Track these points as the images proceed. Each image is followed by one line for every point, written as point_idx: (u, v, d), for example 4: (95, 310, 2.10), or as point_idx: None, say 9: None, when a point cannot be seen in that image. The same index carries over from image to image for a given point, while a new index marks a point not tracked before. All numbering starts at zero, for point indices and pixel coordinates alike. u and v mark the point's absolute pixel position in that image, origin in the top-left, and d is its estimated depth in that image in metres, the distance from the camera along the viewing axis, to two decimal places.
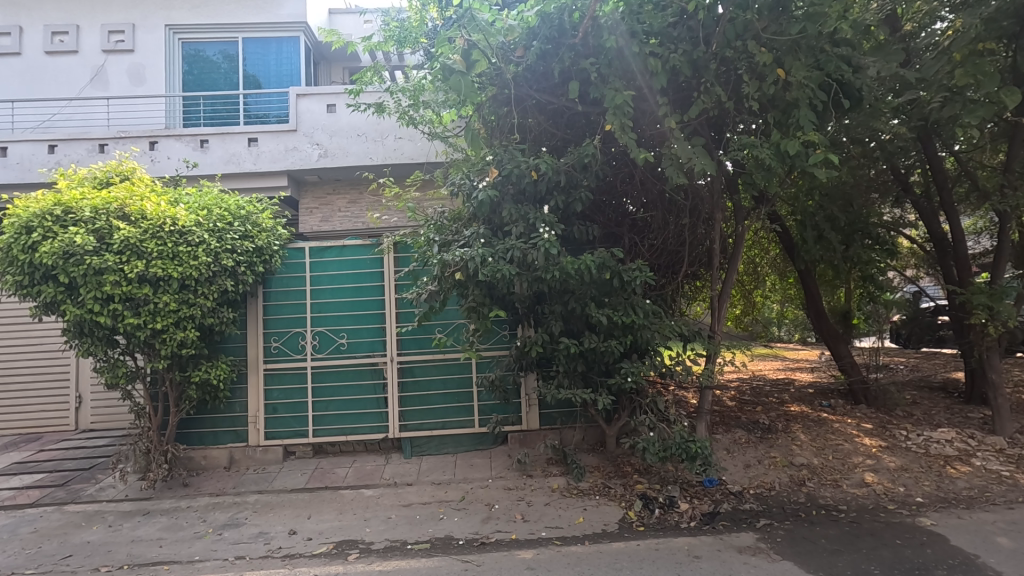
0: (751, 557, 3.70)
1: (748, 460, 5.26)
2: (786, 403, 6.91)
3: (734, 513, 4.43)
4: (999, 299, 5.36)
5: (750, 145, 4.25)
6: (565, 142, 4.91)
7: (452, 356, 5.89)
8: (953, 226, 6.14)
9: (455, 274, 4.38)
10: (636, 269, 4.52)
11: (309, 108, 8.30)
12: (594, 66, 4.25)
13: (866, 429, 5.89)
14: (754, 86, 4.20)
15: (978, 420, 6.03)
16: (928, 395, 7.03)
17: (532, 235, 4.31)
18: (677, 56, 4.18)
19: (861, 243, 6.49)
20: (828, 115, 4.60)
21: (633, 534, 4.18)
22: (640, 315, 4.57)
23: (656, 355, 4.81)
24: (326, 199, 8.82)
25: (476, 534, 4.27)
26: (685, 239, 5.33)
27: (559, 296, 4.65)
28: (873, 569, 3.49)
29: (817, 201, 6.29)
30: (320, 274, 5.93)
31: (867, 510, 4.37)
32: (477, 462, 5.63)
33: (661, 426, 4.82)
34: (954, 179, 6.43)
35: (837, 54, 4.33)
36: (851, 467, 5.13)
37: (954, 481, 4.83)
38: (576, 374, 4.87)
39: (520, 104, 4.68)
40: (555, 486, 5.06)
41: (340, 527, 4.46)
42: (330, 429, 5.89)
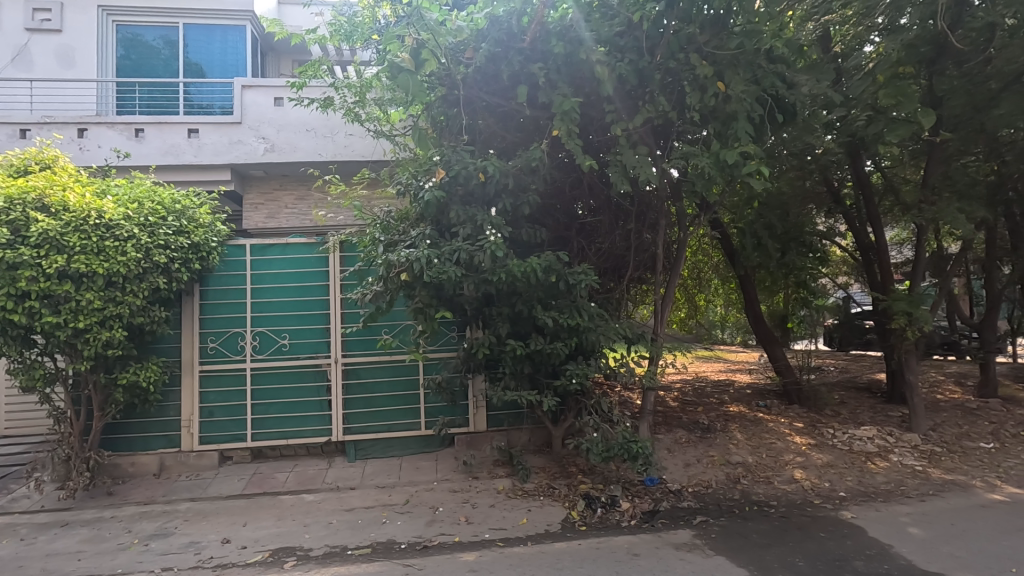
0: (687, 553, 3.82)
1: (688, 459, 5.43)
2: (725, 403, 7.19)
3: (672, 511, 4.57)
4: (917, 305, 5.74)
5: (691, 154, 4.39)
6: (514, 145, 4.89)
7: (399, 358, 5.81)
8: (877, 236, 6.55)
9: (401, 274, 4.32)
10: (582, 272, 4.60)
11: (254, 100, 7.99)
12: (542, 71, 4.30)
13: (797, 428, 6.20)
14: (696, 97, 4.33)
15: (897, 418, 6.44)
16: (854, 395, 7.46)
17: (478, 237, 4.32)
18: (623, 66, 4.31)
19: (797, 251, 6.78)
20: (764, 129, 4.81)
21: (575, 534, 4.24)
22: (585, 317, 4.63)
23: (601, 357, 4.87)
24: (272, 195, 8.54)
25: (419, 537, 4.23)
26: (630, 244, 5.48)
27: (507, 298, 4.68)
28: (799, 561, 3.66)
29: (756, 210, 6.58)
30: (262, 273, 5.74)
31: (796, 506, 4.59)
32: (423, 464, 5.57)
33: (605, 427, 4.90)
34: (880, 194, 6.86)
35: (773, 70, 4.53)
36: (782, 464, 5.37)
37: (874, 476, 5.15)
38: (523, 376, 4.89)
39: (469, 106, 4.66)
40: (500, 487, 5.07)
41: (277, 535, 4.31)
42: (270, 433, 5.69)
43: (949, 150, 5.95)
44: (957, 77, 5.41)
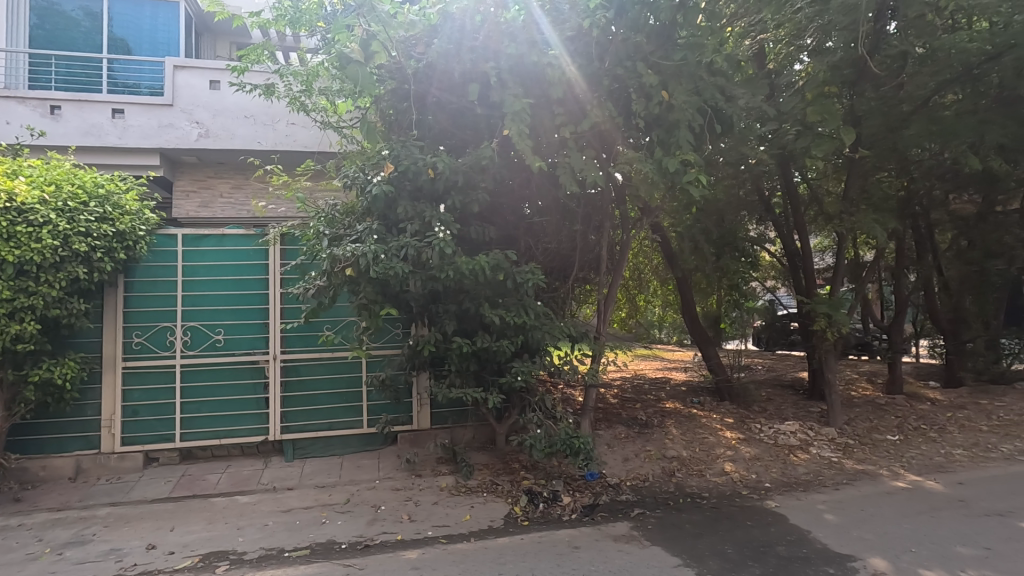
0: (624, 544, 3.95)
1: (626, 454, 5.62)
2: (662, 400, 7.51)
3: (611, 504, 4.73)
4: (836, 308, 6.19)
5: (636, 160, 4.54)
6: (464, 143, 4.80)
7: (341, 355, 5.67)
8: (802, 243, 7.00)
9: (346, 269, 4.24)
10: (529, 271, 4.65)
11: (187, 82, 7.56)
12: (494, 70, 4.32)
13: (728, 423, 6.56)
14: (641, 105, 4.47)
15: (816, 414, 6.94)
16: (779, 392, 7.97)
17: (427, 234, 4.30)
18: (572, 70, 4.42)
19: (730, 256, 7.26)
20: (704, 138, 5.04)
21: (517, 529, 4.30)
22: (531, 316, 4.69)
23: (545, 355, 4.94)
24: (206, 183, 8.14)
25: (360, 537, 4.16)
26: (576, 244, 5.60)
27: (454, 296, 4.69)
28: (727, 548, 3.87)
29: (694, 216, 6.89)
30: (195, 264, 5.46)
31: (726, 497, 4.85)
32: (364, 463, 5.48)
33: (548, 423, 4.98)
34: (806, 203, 7.35)
35: (713, 82, 4.74)
36: (714, 457, 5.67)
37: (796, 467, 5.51)
38: (468, 373, 4.90)
39: (420, 101, 4.63)
40: (443, 484, 5.07)
41: (207, 539, 4.12)
42: (201, 433, 5.43)
43: (866, 166, 6.45)
44: (874, 99, 5.86)
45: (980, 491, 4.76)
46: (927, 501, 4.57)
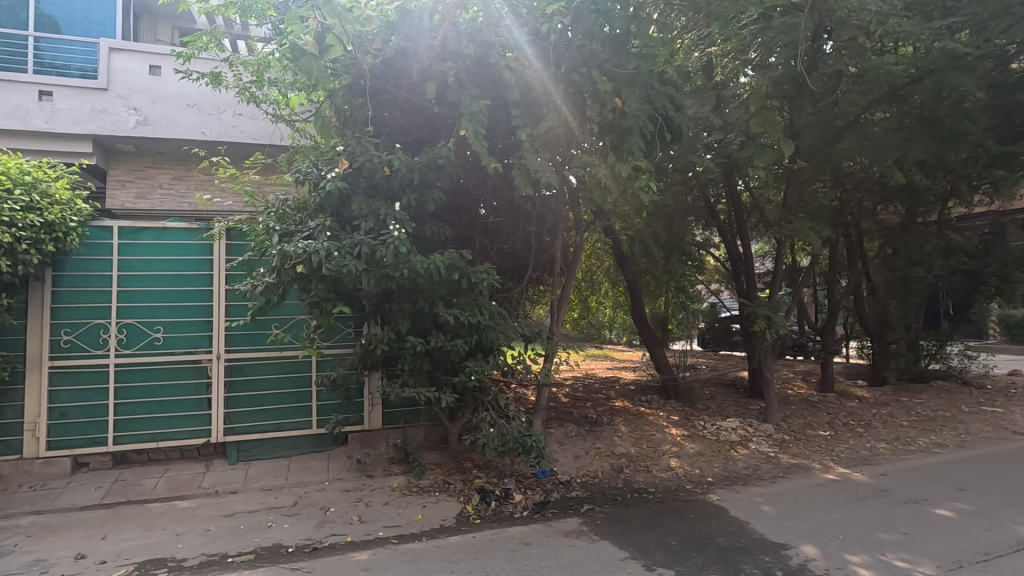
0: (574, 539, 4.04)
1: (577, 452, 5.75)
2: (612, 399, 7.72)
3: (562, 501, 4.82)
4: (775, 311, 6.53)
5: (590, 164, 4.63)
6: (420, 141, 4.83)
7: (290, 354, 5.52)
8: (745, 248, 7.34)
9: (297, 266, 4.14)
10: (484, 271, 4.68)
11: (124, 66, 7.16)
12: (452, 70, 4.32)
13: (674, 421, 6.81)
14: (596, 110, 4.58)
15: (756, 411, 7.31)
16: (722, 391, 8.34)
17: (382, 232, 4.26)
18: (529, 73, 4.44)
19: (678, 259, 7.52)
20: (655, 145, 5.23)
21: (469, 527, 4.32)
22: (485, 316, 4.71)
23: (499, 355, 4.98)
24: (144, 173, 7.74)
25: (308, 540, 4.07)
26: (531, 245, 5.67)
27: (408, 295, 4.66)
28: (672, 540, 4.02)
29: (644, 220, 7.12)
30: (133, 258, 5.20)
31: (671, 491, 5.03)
32: (313, 464, 5.36)
33: (501, 422, 5.03)
34: (749, 211, 7.71)
35: (664, 92, 4.91)
36: (660, 454, 5.86)
37: (736, 462, 5.78)
38: (421, 373, 4.88)
39: (376, 98, 4.62)
40: (395, 485, 5.03)
41: (144, 546, 3.93)
42: (136, 436, 5.16)
43: (803, 177, 6.83)
44: (811, 114, 6.21)
45: (900, 481, 5.13)
46: (853, 492, 4.89)
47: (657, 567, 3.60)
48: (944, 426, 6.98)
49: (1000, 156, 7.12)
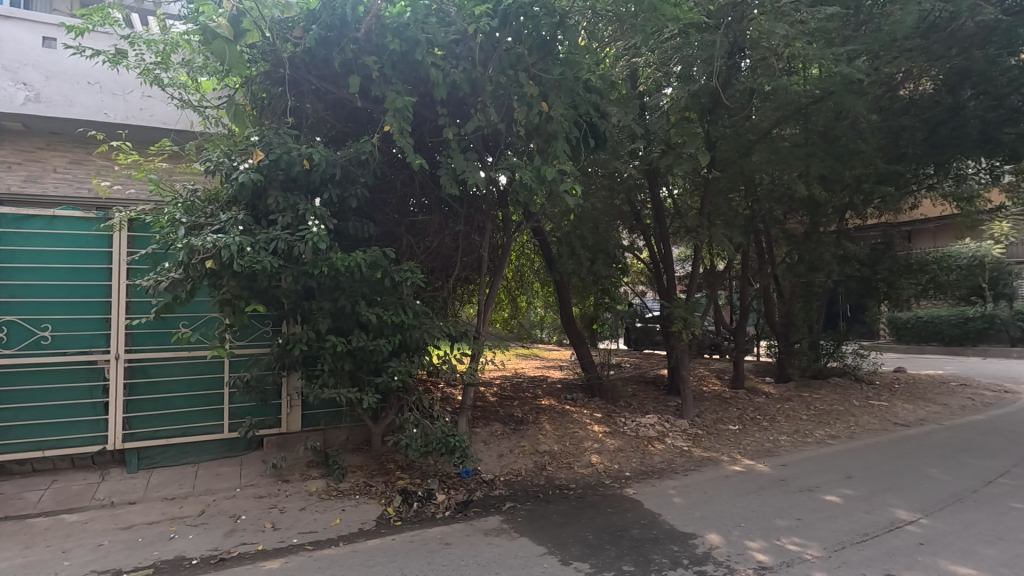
0: (494, 537, 4.08)
1: (502, 450, 5.82)
2: (539, 397, 7.88)
3: (484, 499, 4.85)
4: (691, 312, 6.90)
5: (517, 167, 4.68)
6: (344, 135, 4.77)
7: (200, 354, 5.21)
8: (665, 251, 7.70)
9: (205, 262, 3.91)
10: (408, 270, 4.62)
11: (11, 35, 6.47)
12: (376, 64, 4.23)
13: (597, 418, 7.04)
14: (522, 113, 4.65)
15: (673, 407, 7.69)
16: (643, 389, 8.72)
17: (300, 227, 4.11)
18: (457, 73, 4.40)
19: (603, 261, 7.75)
20: (579, 150, 5.38)
21: (389, 529, 4.25)
22: (409, 315, 4.65)
23: (424, 354, 4.91)
24: (35, 154, 7.04)
25: (215, 550, 3.86)
26: (458, 245, 5.66)
27: (330, 292, 4.48)
28: (589, 534, 4.14)
29: (571, 223, 7.32)
30: (16, 249, 4.72)
31: (591, 486, 5.19)
32: (224, 470, 5.09)
33: (425, 422, 4.99)
34: (670, 217, 8.08)
35: (589, 98, 5.04)
36: (582, 450, 6.04)
37: (653, 456, 6.04)
38: (342, 373, 4.74)
39: (296, 87, 4.49)
40: (313, 489, 4.87)
41: (23, 565, 3.59)
42: (18, 444, 4.69)
43: (719, 186, 7.24)
44: (726, 126, 6.58)
45: (797, 470, 5.56)
46: (756, 481, 5.25)
47: (573, 561, 3.70)
48: (837, 419, 7.63)
49: (888, 174, 7.85)
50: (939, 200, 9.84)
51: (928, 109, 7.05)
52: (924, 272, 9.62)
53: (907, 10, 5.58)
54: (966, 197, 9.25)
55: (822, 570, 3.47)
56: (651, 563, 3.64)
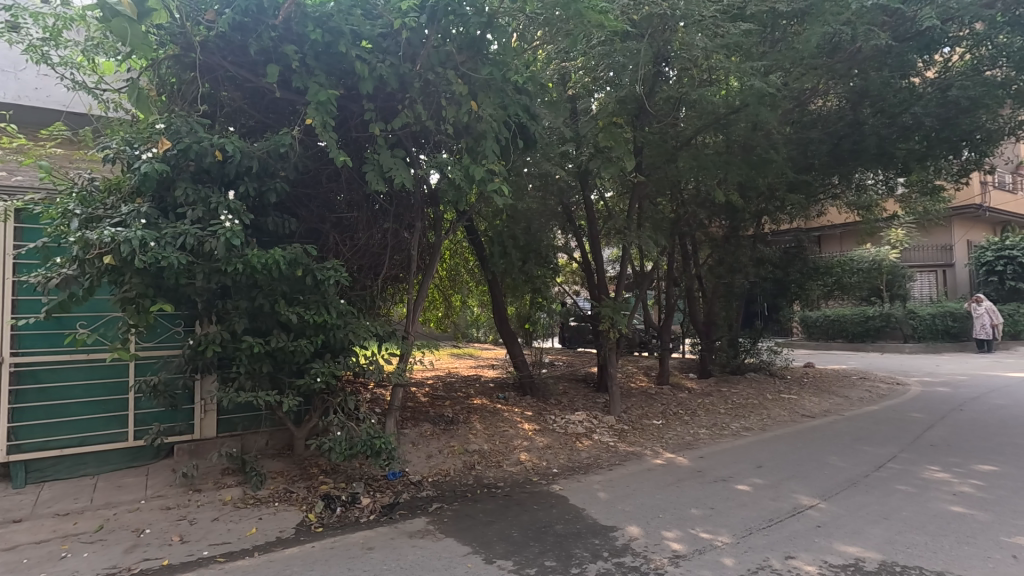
0: (419, 539, 4.03)
1: (431, 451, 5.77)
2: (471, 396, 7.86)
3: (411, 501, 4.78)
4: (618, 311, 7.11)
5: (445, 165, 4.63)
6: (263, 126, 4.60)
7: (100, 357, 4.83)
8: (596, 252, 7.90)
9: (104, 257, 3.62)
10: (332, 268, 4.45)
11: None
12: (297, 54, 4.08)
13: (528, 416, 7.12)
14: (450, 112, 4.63)
15: (602, 404, 7.90)
16: (574, 386, 8.92)
17: (211, 222, 3.90)
18: (383, 66, 4.30)
19: (535, 261, 7.84)
20: (509, 150, 5.41)
21: (309, 536, 4.11)
22: (333, 314, 4.48)
23: (350, 355, 4.75)
24: None
25: (113, 568, 3.59)
26: (388, 243, 5.54)
27: (247, 290, 4.29)
28: (514, 531, 4.17)
29: (504, 222, 7.37)
30: None
31: (518, 484, 5.24)
32: (128, 481, 4.74)
33: (349, 424, 4.85)
34: (601, 219, 8.28)
35: (518, 99, 5.07)
36: (511, 448, 6.08)
37: (580, 452, 6.18)
38: (260, 375, 4.53)
39: (209, 73, 4.30)
40: (227, 498, 4.62)
41: None
42: None
43: (646, 190, 7.49)
44: (652, 133, 6.83)
45: (713, 462, 5.87)
46: (675, 474, 5.49)
47: (496, 559, 3.71)
48: (751, 412, 8.11)
49: (797, 182, 8.43)
50: (843, 208, 10.66)
51: (832, 124, 7.61)
52: (829, 275, 10.40)
53: (813, 31, 6.00)
54: (865, 206, 10.07)
55: (730, 555, 3.67)
56: (573, 557, 3.71)
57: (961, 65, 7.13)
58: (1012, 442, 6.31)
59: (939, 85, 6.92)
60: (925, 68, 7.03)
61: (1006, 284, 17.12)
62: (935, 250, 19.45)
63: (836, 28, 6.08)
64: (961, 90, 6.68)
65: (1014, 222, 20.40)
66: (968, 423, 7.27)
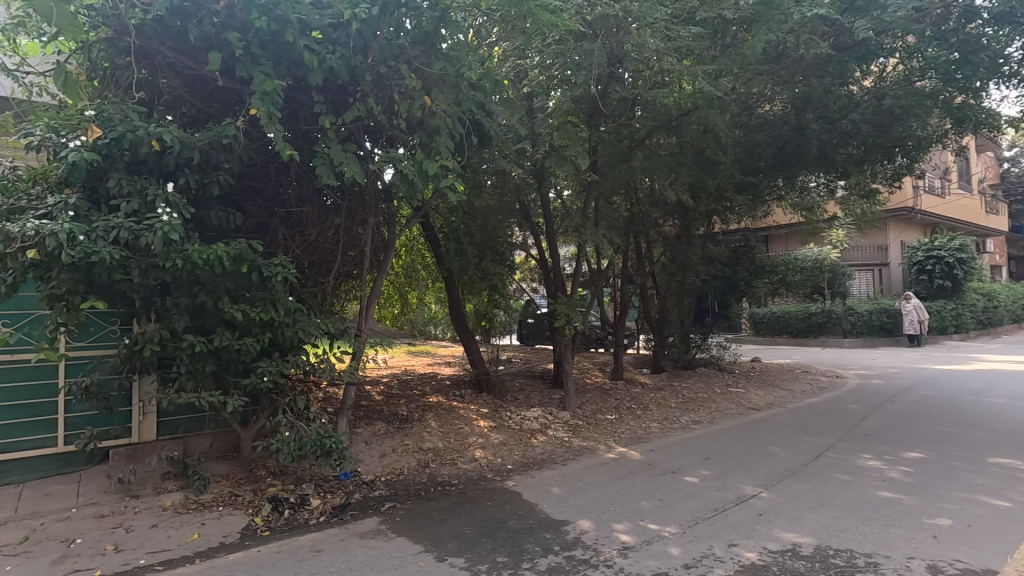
0: (370, 540, 3.97)
1: (384, 449, 5.69)
2: (427, 394, 7.79)
3: (363, 501, 4.71)
4: (573, 308, 7.20)
5: (398, 160, 4.56)
6: (206, 115, 4.43)
7: (25, 357, 4.54)
8: (553, 250, 7.96)
9: (27, 251, 3.40)
10: (280, 264, 4.31)
11: None
12: (241, 42, 3.93)
13: (483, 413, 7.12)
14: (403, 106, 4.57)
15: (557, 400, 7.99)
16: (530, 382, 8.99)
17: (148, 215, 3.71)
18: (333, 58, 4.19)
19: (491, 258, 7.84)
20: (463, 146, 5.39)
21: (255, 541, 3.98)
22: (281, 312, 4.33)
23: (300, 354, 4.61)
24: None
25: None
26: (340, 239, 5.42)
27: (188, 287, 4.11)
28: (467, 529, 4.16)
29: (459, 218, 7.34)
30: None
31: (472, 481, 5.24)
32: (57, 489, 4.47)
33: (299, 424, 4.72)
34: (558, 216, 8.35)
35: (473, 96, 5.04)
36: (466, 445, 6.07)
37: (534, 448, 6.23)
38: (203, 375, 4.35)
39: (146, 59, 4.12)
40: (168, 504, 4.42)
41: None
42: None
43: (601, 188, 7.60)
44: (606, 133, 6.92)
45: (663, 454, 6.03)
46: (627, 467, 5.62)
47: (448, 556, 3.70)
48: (701, 405, 8.38)
49: (744, 184, 8.84)
50: (788, 209, 11.12)
51: (777, 128, 7.91)
52: (774, 273, 10.84)
53: (758, 38, 6.21)
54: (807, 208, 10.52)
55: (676, 545, 3.78)
56: (524, 553, 3.74)
57: (894, 74, 7.51)
58: (936, 430, 6.75)
59: (875, 93, 7.30)
60: (862, 76, 7.40)
61: (935, 282, 18.22)
62: (872, 250, 20.52)
63: (782, 34, 6.22)
64: (894, 99, 7.03)
65: (942, 224, 21.72)
66: (898, 413, 7.72)
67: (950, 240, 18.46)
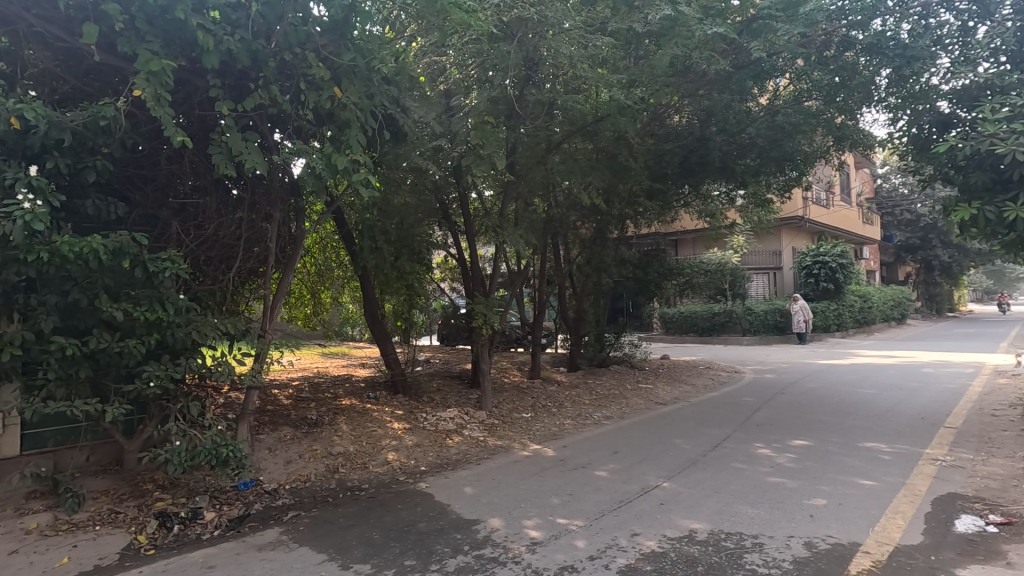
0: (269, 552, 3.76)
1: (289, 456, 5.42)
2: (339, 397, 7.52)
3: (264, 512, 4.44)
4: (491, 309, 7.20)
5: (304, 152, 4.34)
6: (81, 94, 4.03)
7: None
8: (471, 250, 7.94)
9: None
10: (168, 258, 3.91)
11: None
12: (123, 15, 3.60)
13: (397, 415, 6.97)
14: (309, 96, 4.36)
15: (474, 400, 7.98)
16: (448, 382, 8.93)
17: (5, 201, 3.31)
18: (231, 40, 3.93)
19: (408, 257, 7.68)
20: (376, 141, 5.25)
21: (137, 561, 3.64)
22: (171, 311, 3.96)
23: (194, 356, 4.24)
24: None
25: None
26: (241, 234, 5.08)
27: (58, 283, 3.71)
28: (375, 534, 4.04)
29: (375, 215, 7.13)
30: None
31: (383, 485, 5.10)
32: None
33: (192, 432, 4.37)
34: (477, 216, 8.33)
35: (385, 89, 4.90)
36: (378, 449, 5.91)
37: (449, 449, 6.17)
38: (77, 382, 3.93)
39: (6, 26, 3.71)
40: (31, 526, 3.96)
41: None
42: None
43: (519, 189, 7.67)
44: (524, 134, 6.99)
45: (575, 450, 6.19)
46: (539, 463, 5.72)
47: (353, 564, 3.57)
48: (613, 402, 8.69)
49: (654, 189, 9.21)
50: (694, 215, 11.78)
51: (682, 137, 8.38)
52: (682, 275, 11.45)
53: (664, 51, 6.54)
54: (711, 214, 11.19)
55: (582, 537, 3.89)
56: (432, 554, 3.69)
57: (786, 93, 8.27)
58: (817, 419, 7.42)
59: (768, 111, 8.06)
60: (759, 94, 8.01)
61: (820, 285, 20.07)
62: (768, 255, 22.27)
63: (684, 49, 6.59)
64: (785, 116, 7.88)
65: (827, 232, 24.00)
66: (787, 405, 8.41)
67: (833, 247, 20.37)
